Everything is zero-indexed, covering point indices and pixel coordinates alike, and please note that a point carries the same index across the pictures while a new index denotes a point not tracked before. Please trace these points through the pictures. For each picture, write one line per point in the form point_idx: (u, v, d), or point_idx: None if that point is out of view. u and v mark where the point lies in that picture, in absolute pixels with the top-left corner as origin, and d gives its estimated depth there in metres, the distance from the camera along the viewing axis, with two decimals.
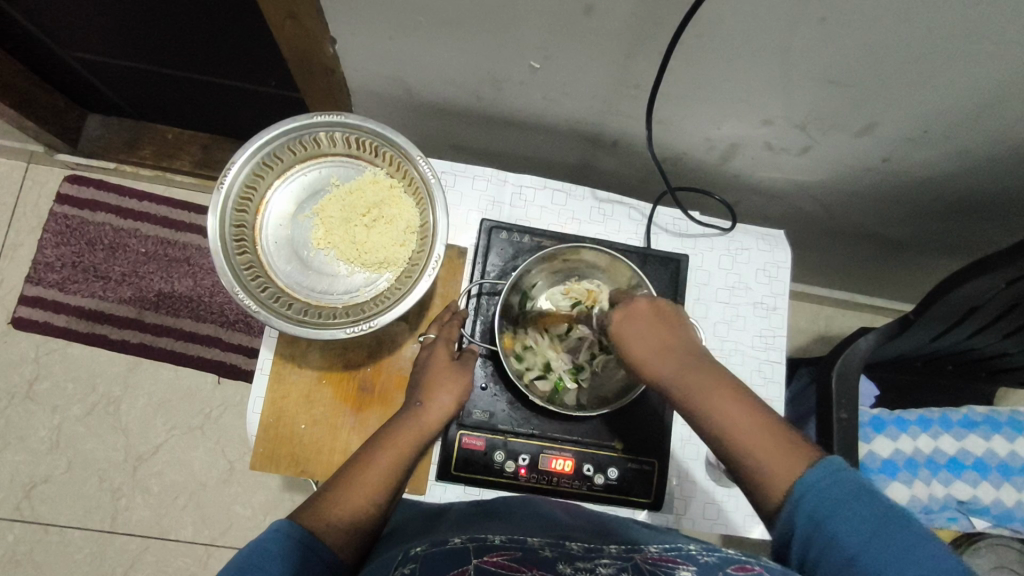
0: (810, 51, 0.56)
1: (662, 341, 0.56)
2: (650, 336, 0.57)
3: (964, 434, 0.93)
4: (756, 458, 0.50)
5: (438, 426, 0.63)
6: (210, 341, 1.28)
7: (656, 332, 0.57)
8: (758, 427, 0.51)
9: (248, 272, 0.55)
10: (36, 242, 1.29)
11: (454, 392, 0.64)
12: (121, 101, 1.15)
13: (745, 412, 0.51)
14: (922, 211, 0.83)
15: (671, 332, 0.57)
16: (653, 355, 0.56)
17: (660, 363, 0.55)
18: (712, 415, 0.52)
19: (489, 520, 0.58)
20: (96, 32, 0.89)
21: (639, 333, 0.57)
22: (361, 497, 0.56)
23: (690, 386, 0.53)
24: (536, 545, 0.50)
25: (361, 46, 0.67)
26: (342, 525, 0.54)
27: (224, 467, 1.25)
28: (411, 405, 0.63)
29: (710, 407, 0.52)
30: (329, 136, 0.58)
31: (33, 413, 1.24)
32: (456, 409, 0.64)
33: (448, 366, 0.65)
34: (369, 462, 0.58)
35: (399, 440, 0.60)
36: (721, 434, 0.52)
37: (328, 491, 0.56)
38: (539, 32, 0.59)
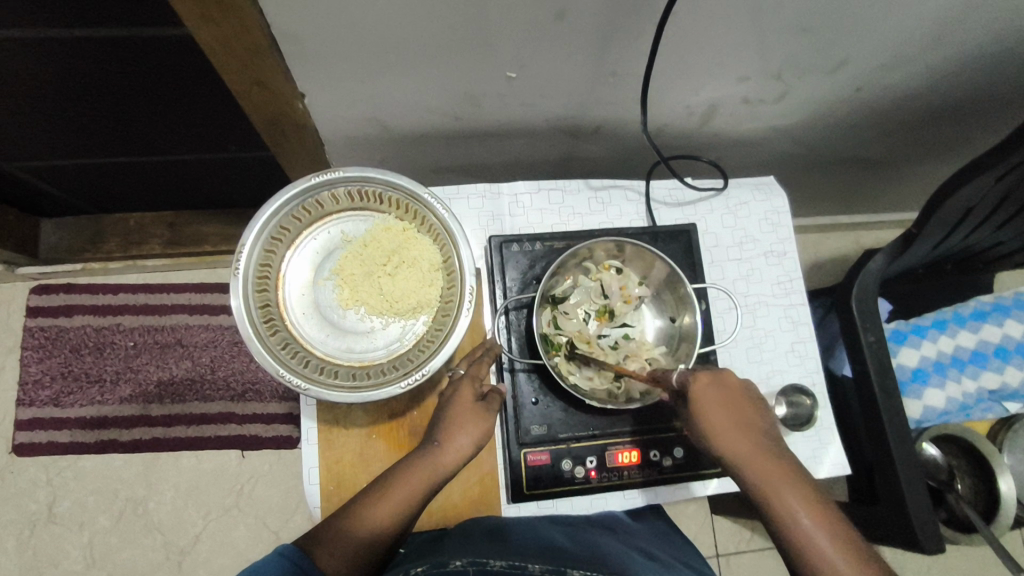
0: (781, 4, 0.56)
1: (739, 420, 0.57)
2: (727, 409, 0.57)
3: (979, 326, 0.97)
4: (808, 542, 0.51)
5: (457, 464, 0.60)
6: (224, 418, 1.25)
7: (729, 407, 0.58)
8: (811, 512, 0.52)
9: (286, 349, 0.54)
10: (18, 362, 1.23)
11: (476, 433, 0.61)
12: (72, 200, 1.11)
13: (801, 495, 0.53)
14: (897, 127, 0.85)
15: (744, 413, 0.58)
16: (725, 431, 0.56)
17: (731, 439, 0.56)
18: (770, 495, 0.53)
19: (493, 546, 0.59)
20: (37, 139, 0.84)
21: (713, 406, 0.57)
22: (367, 531, 0.54)
23: (757, 464, 0.55)
24: (535, 574, 0.54)
25: (331, 96, 0.65)
26: (341, 558, 0.52)
27: (270, 538, 1.22)
28: (430, 442, 0.60)
29: (772, 486, 0.53)
30: (331, 194, 0.56)
31: (61, 536, 1.19)
32: (475, 451, 0.61)
33: (473, 404, 0.63)
34: (380, 497, 0.56)
35: (414, 477, 0.57)
36: (780, 512, 0.53)
37: (331, 523, 0.54)
38: (512, 43, 0.58)
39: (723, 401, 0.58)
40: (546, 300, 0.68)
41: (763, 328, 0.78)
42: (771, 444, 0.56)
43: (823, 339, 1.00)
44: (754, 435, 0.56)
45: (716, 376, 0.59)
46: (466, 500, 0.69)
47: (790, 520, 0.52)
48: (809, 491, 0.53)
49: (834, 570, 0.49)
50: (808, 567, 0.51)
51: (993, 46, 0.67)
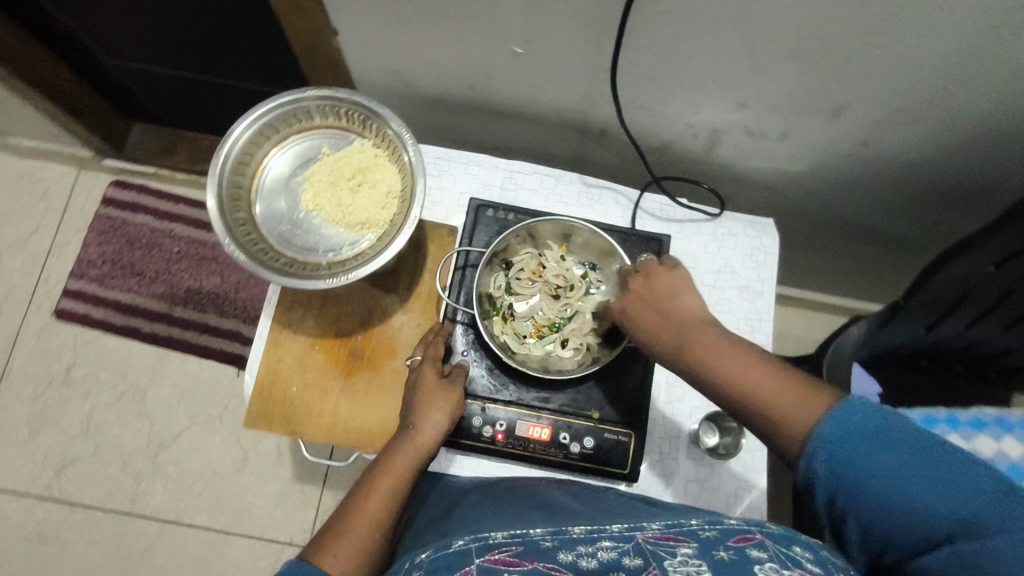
0: (771, 26, 0.58)
1: (662, 308, 0.58)
2: (647, 302, 0.60)
3: (972, 434, 0.88)
4: (751, 397, 0.50)
5: (433, 444, 0.64)
6: (233, 336, 1.35)
7: (659, 297, 0.60)
8: (742, 365, 0.51)
9: (242, 228, 0.61)
10: (82, 240, 1.39)
11: (445, 410, 0.65)
12: (160, 108, 1.26)
13: (731, 350, 0.52)
14: (911, 202, 0.84)
15: (667, 298, 0.59)
16: (655, 325, 0.58)
17: (658, 328, 0.57)
18: (698, 366, 0.53)
19: (487, 515, 0.58)
20: (140, 38, 1.00)
21: (644, 301, 0.60)
22: (365, 528, 0.56)
23: (683, 342, 0.55)
24: (536, 537, 0.52)
25: (361, 38, 0.73)
26: (346, 557, 0.54)
27: (239, 456, 1.30)
28: (404, 428, 0.64)
29: (700, 360, 0.53)
30: (321, 108, 0.63)
31: (68, 398, 1.32)
32: (449, 426, 0.65)
33: (437, 382, 0.67)
34: (366, 497, 0.59)
35: (393, 465, 0.61)
36: (716, 381, 0.52)
37: (331, 526, 0.57)
38: (515, 15, 0.63)
39: (660, 289, 0.60)
40: (495, 261, 0.72)
41: None
42: (695, 317, 0.56)
43: None
44: (674, 317, 0.57)
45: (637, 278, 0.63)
46: (379, 431, 0.72)
47: (724, 384, 0.51)
48: (740, 347, 0.52)
49: (783, 413, 0.48)
50: (750, 412, 0.50)
51: (1001, 124, 0.66)
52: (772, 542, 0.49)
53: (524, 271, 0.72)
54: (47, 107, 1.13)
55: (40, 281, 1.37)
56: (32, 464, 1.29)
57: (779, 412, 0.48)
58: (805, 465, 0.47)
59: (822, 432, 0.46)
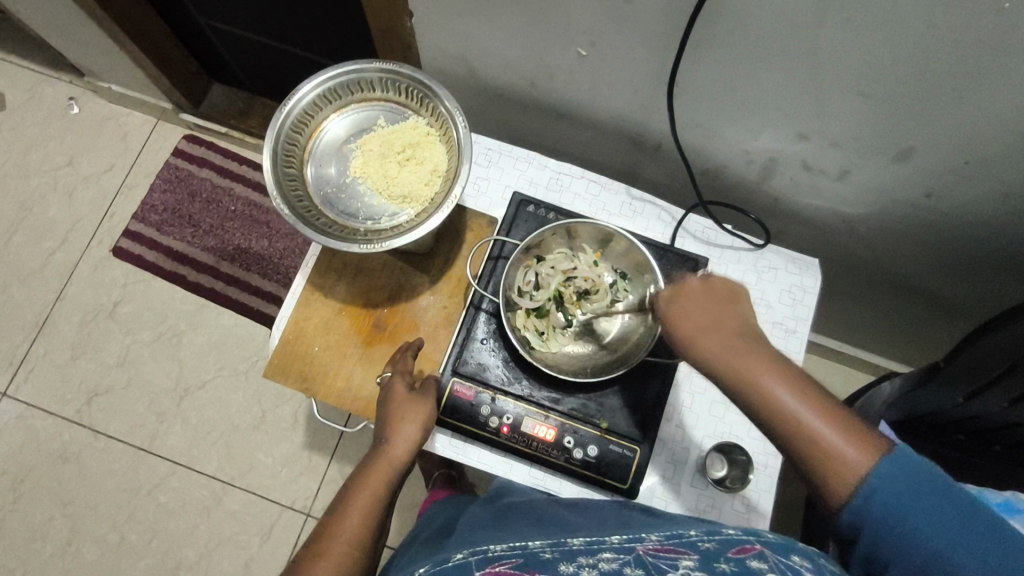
0: (840, 59, 0.57)
1: (714, 317, 0.55)
2: (702, 310, 0.56)
3: None
4: (806, 431, 0.48)
5: (406, 459, 0.63)
6: (271, 298, 1.40)
7: (710, 304, 0.57)
8: (801, 399, 0.49)
9: (291, 183, 0.63)
10: (148, 185, 1.47)
11: (418, 421, 0.65)
12: (241, 72, 1.33)
13: (782, 377, 0.50)
14: (967, 265, 0.80)
15: (719, 307, 0.56)
16: (701, 333, 0.55)
17: (707, 341, 0.54)
18: (752, 388, 0.50)
19: (489, 530, 0.59)
20: (236, 7, 1.07)
21: (689, 309, 0.57)
22: (341, 551, 0.55)
23: (738, 358, 0.52)
24: (536, 549, 0.53)
25: (433, 23, 0.75)
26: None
27: (257, 414, 1.34)
28: (376, 443, 0.64)
29: (758, 381, 0.50)
30: (383, 81, 0.65)
31: (110, 331, 1.38)
32: (422, 437, 0.65)
33: (409, 395, 0.67)
34: (341, 518, 0.58)
35: (368, 480, 0.61)
36: (770, 409, 0.49)
37: (308, 552, 0.56)
38: (584, 17, 0.64)
39: (704, 300, 0.57)
40: (529, 252, 0.71)
41: None
42: (745, 331, 0.54)
43: None
44: (731, 331, 0.54)
45: (684, 283, 0.60)
46: None
47: (781, 410, 0.49)
48: (802, 378, 0.50)
49: (838, 454, 0.46)
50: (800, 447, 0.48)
51: None
52: (770, 551, 0.48)
53: (554, 267, 0.72)
54: (138, 55, 1.20)
55: (105, 217, 1.45)
56: (66, 388, 1.34)
57: (833, 453, 0.47)
58: (851, 509, 0.46)
59: (881, 480, 0.45)
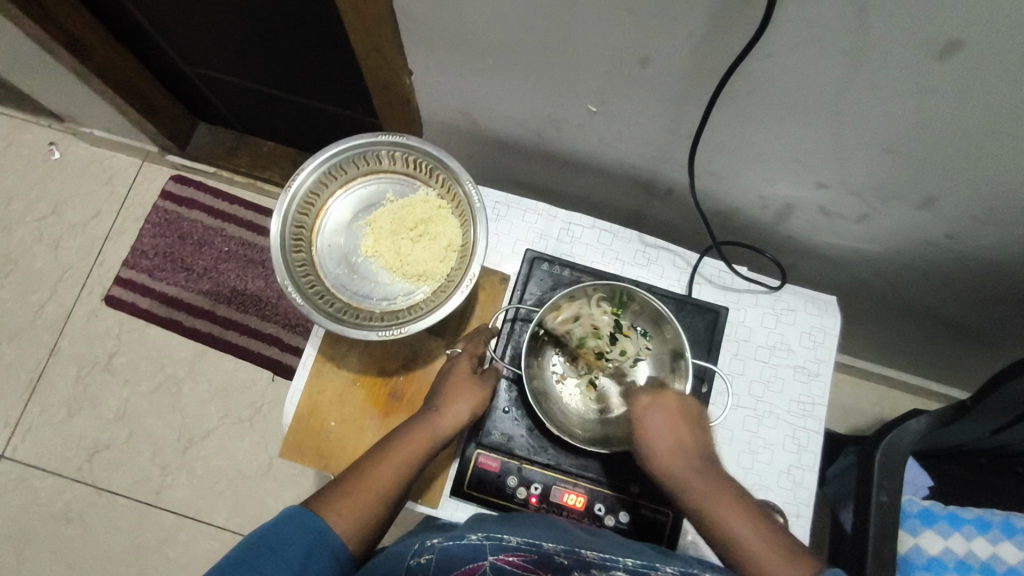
0: (866, 115, 0.55)
1: (676, 440, 0.61)
2: (668, 435, 0.62)
3: None
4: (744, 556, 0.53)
5: (451, 432, 0.65)
6: (271, 340, 1.36)
7: (671, 425, 0.62)
8: (741, 523, 0.55)
9: (301, 269, 0.61)
10: (137, 230, 1.42)
11: (470, 403, 0.66)
12: (228, 113, 1.30)
13: (732, 503, 0.56)
14: (984, 295, 0.80)
15: (678, 432, 0.62)
16: (662, 457, 0.61)
17: (670, 465, 0.60)
18: (711, 516, 0.56)
19: (513, 522, 0.59)
20: (218, 53, 1.03)
21: (654, 424, 0.63)
22: (369, 497, 0.58)
23: (694, 487, 0.59)
24: (549, 551, 0.53)
25: (434, 81, 0.73)
26: (349, 517, 0.57)
27: (265, 461, 1.30)
28: (428, 410, 0.65)
29: (706, 506, 0.57)
30: (390, 155, 0.64)
31: (107, 384, 1.34)
32: (469, 419, 0.66)
33: (468, 378, 0.68)
34: (377, 466, 0.61)
35: (410, 440, 0.63)
36: (723, 535, 0.55)
37: (340, 484, 0.59)
38: (596, 78, 0.62)
39: (665, 420, 0.63)
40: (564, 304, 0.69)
41: (763, 438, 0.74)
42: (702, 460, 0.61)
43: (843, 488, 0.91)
44: (688, 457, 0.61)
45: (650, 397, 0.65)
46: None
47: (729, 537, 0.55)
48: (749, 506, 0.56)
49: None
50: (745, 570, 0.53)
51: None
52: None
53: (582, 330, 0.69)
54: (120, 103, 1.16)
55: (95, 265, 1.40)
56: (67, 445, 1.30)
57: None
58: None
59: None
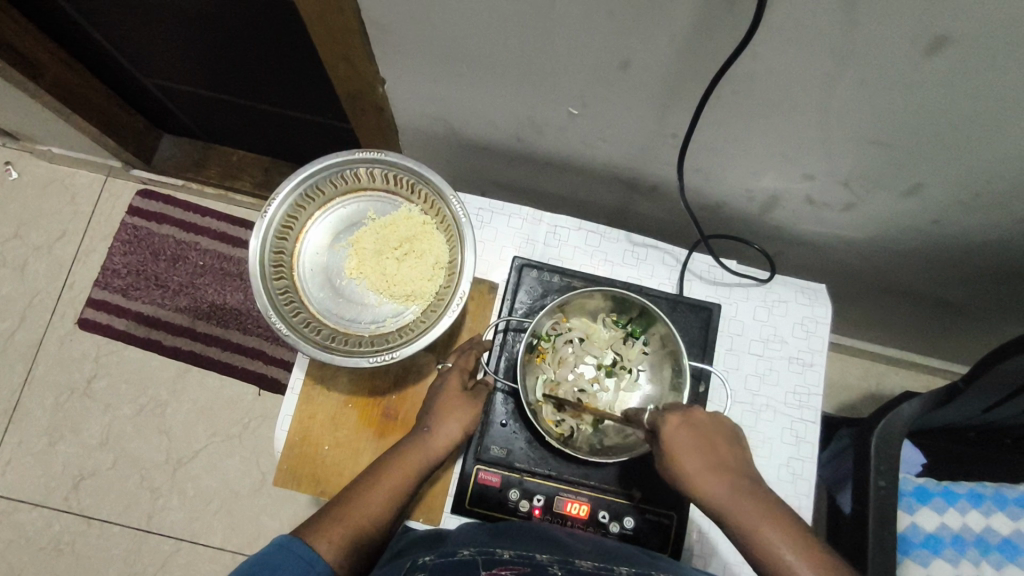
0: (854, 109, 0.54)
1: (718, 458, 0.55)
2: (697, 454, 0.55)
3: (1020, 515, 0.85)
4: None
5: (445, 450, 0.64)
6: (254, 354, 1.32)
7: (702, 448, 0.56)
8: (797, 551, 0.49)
9: (283, 296, 0.61)
10: (107, 248, 1.38)
11: (463, 419, 0.65)
12: (192, 124, 1.25)
13: (783, 529, 0.50)
14: (970, 274, 0.80)
15: (719, 446, 0.56)
16: (699, 472, 0.54)
17: (711, 481, 0.54)
18: (761, 550, 0.50)
19: (502, 540, 0.57)
20: (176, 64, 0.98)
21: (688, 446, 0.56)
22: (361, 523, 0.57)
23: (742, 507, 0.52)
24: (545, 562, 0.50)
25: (408, 87, 0.70)
26: (340, 544, 0.55)
27: (257, 477, 1.27)
28: (421, 428, 0.65)
29: (757, 528, 0.51)
30: (369, 173, 0.64)
31: (88, 410, 1.30)
32: (464, 435, 0.65)
33: (461, 394, 0.67)
34: (368, 491, 0.59)
35: (403, 461, 0.62)
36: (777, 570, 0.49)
37: (331, 509, 0.58)
38: (577, 81, 0.60)
39: (693, 440, 0.56)
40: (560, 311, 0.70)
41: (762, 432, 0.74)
42: (745, 477, 0.54)
43: (838, 470, 0.92)
44: (733, 475, 0.54)
45: (667, 425, 0.58)
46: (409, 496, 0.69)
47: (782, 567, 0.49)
48: (799, 534, 0.50)
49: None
50: None
51: None
52: None
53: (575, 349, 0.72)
54: (77, 120, 1.11)
55: (65, 288, 1.35)
56: (51, 475, 1.27)
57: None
58: None
59: None
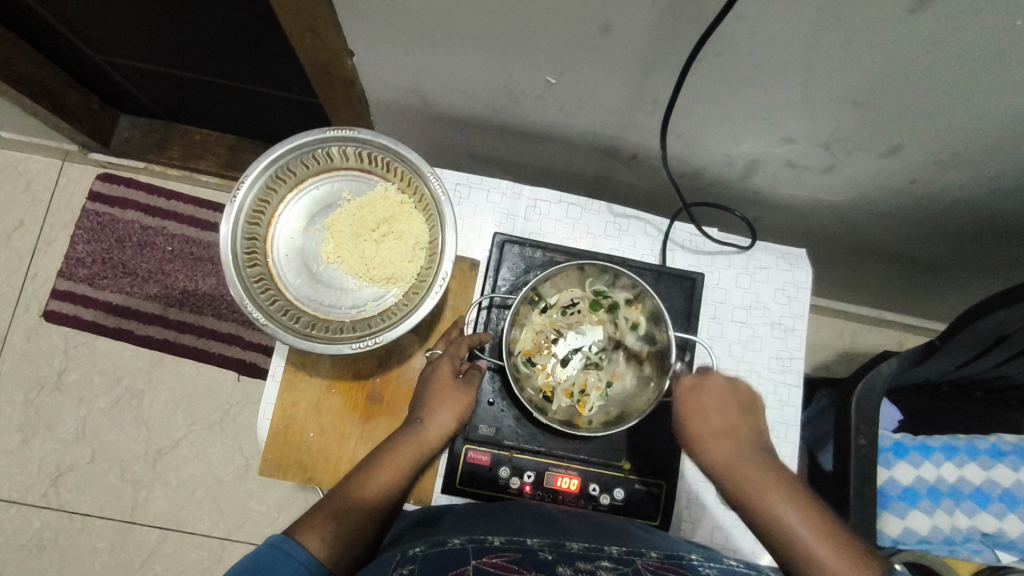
0: (836, 71, 0.54)
1: (729, 426, 0.61)
2: (716, 416, 0.61)
3: (991, 464, 0.88)
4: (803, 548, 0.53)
5: (437, 442, 0.64)
6: (230, 340, 1.29)
7: (721, 408, 0.62)
8: (800, 511, 0.54)
9: (259, 283, 0.59)
10: (69, 237, 1.32)
11: (455, 411, 0.64)
12: (150, 102, 1.19)
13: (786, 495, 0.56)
14: (943, 232, 0.81)
15: (733, 414, 0.61)
16: (713, 438, 0.60)
17: (721, 446, 0.59)
18: (763, 507, 0.55)
19: (490, 524, 0.57)
20: (125, 36, 0.93)
21: (704, 407, 0.62)
22: (353, 520, 0.57)
23: (747, 473, 0.57)
24: (535, 547, 0.50)
25: (378, 58, 0.67)
26: (331, 542, 0.54)
27: (241, 463, 1.26)
28: (412, 421, 0.64)
29: (762, 495, 0.56)
30: (342, 152, 0.62)
31: (61, 404, 1.26)
32: (456, 427, 0.64)
33: (453, 382, 0.66)
34: (362, 489, 0.59)
35: (394, 457, 0.61)
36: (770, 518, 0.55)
37: (321, 508, 0.57)
38: (554, 49, 0.58)
39: (714, 404, 0.62)
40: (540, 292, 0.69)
41: None
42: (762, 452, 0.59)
43: (817, 428, 0.94)
44: (742, 444, 0.59)
45: (689, 384, 0.63)
46: None
47: (786, 530, 0.54)
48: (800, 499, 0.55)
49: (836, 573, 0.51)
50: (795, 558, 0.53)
51: None
52: None
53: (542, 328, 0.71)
54: (25, 101, 1.06)
55: (27, 279, 1.30)
56: (27, 472, 1.24)
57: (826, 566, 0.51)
58: None
59: None
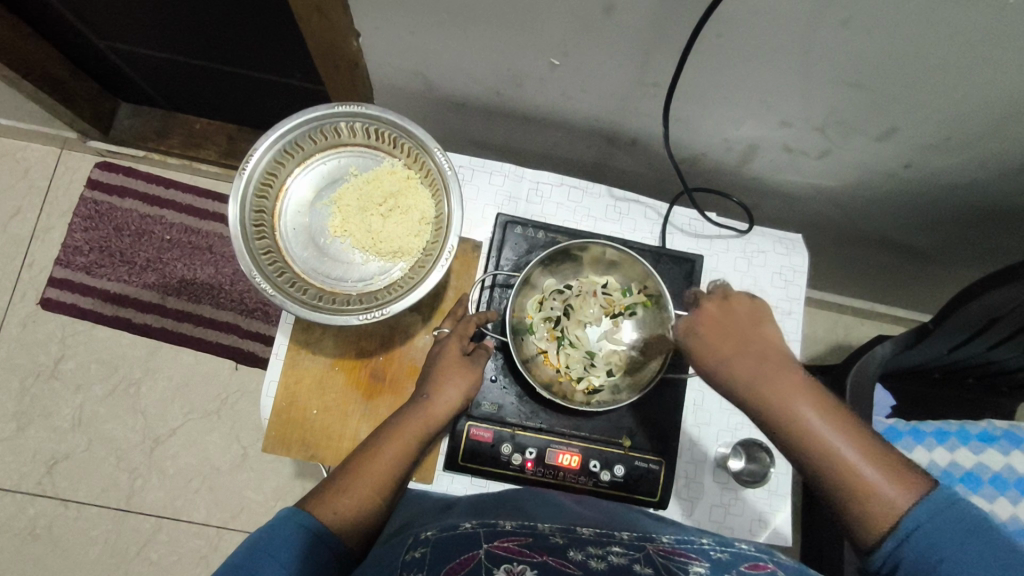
0: (835, 52, 0.55)
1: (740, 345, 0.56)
2: (728, 339, 0.57)
3: (981, 449, 0.89)
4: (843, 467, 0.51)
5: (445, 417, 0.64)
6: (229, 329, 1.29)
7: (730, 333, 0.57)
8: (831, 426, 0.52)
9: (267, 256, 0.59)
10: (66, 225, 1.32)
11: (462, 387, 0.65)
12: (150, 90, 1.19)
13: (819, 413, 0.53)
14: (935, 218, 0.83)
15: (752, 329, 0.57)
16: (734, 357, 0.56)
17: (742, 366, 0.55)
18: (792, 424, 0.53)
19: (501, 511, 0.58)
20: (128, 21, 0.93)
21: (715, 330, 0.58)
22: (365, 494, 0.57)
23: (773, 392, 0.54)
24: (547, 532, 0.50)
25: (384, 38, 0.68)
26: (345, 516, 0.55)
27: (238, 452, 1.26)
28: (419, 396, 0.64)
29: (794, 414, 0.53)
30: (349, 127, 0.62)
31: (57, 391, 1.26)
32: (464, 402, 0.65)
33: (459, 360, 0.67)
34: (371, 461, 0.60)
35: (403, 430, 0.62)
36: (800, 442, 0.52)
37: (334, 482, 0.58)
38: (558, 32, 0.59)
39: (727, 325, 0.58)
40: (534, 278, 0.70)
41: None
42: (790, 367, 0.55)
43: None
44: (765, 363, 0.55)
45: (704, 310, 0.59)
46: None
47: (825, 447, 0.51)
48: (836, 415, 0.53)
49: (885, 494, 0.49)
50: (834, 478, 0.51)
51: None
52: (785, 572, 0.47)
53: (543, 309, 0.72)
54: (25, 86, 1.06)
55: (23, 267, 1.30)
56: (23, 460, 1.23)
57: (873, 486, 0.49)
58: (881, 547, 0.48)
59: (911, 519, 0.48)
